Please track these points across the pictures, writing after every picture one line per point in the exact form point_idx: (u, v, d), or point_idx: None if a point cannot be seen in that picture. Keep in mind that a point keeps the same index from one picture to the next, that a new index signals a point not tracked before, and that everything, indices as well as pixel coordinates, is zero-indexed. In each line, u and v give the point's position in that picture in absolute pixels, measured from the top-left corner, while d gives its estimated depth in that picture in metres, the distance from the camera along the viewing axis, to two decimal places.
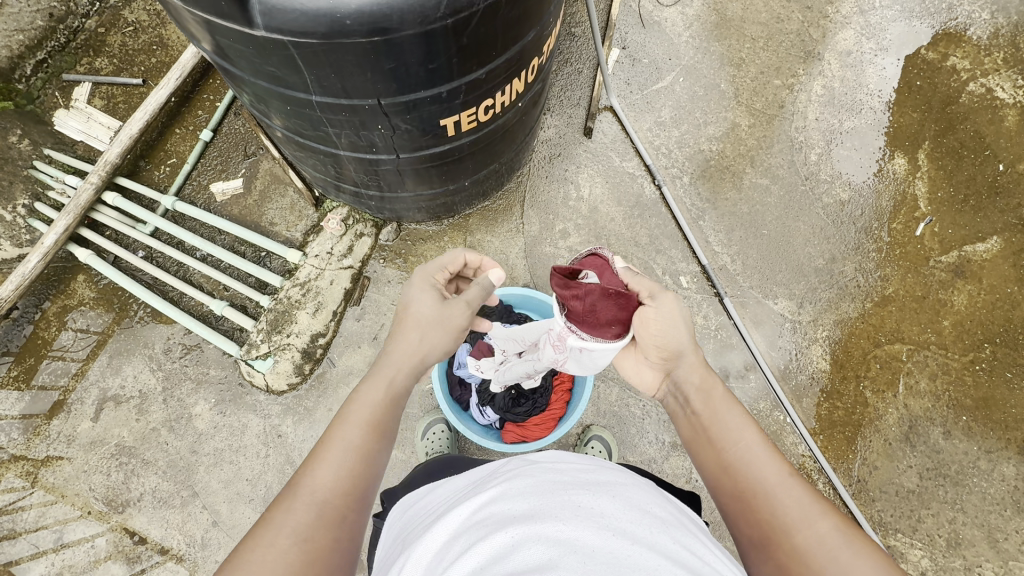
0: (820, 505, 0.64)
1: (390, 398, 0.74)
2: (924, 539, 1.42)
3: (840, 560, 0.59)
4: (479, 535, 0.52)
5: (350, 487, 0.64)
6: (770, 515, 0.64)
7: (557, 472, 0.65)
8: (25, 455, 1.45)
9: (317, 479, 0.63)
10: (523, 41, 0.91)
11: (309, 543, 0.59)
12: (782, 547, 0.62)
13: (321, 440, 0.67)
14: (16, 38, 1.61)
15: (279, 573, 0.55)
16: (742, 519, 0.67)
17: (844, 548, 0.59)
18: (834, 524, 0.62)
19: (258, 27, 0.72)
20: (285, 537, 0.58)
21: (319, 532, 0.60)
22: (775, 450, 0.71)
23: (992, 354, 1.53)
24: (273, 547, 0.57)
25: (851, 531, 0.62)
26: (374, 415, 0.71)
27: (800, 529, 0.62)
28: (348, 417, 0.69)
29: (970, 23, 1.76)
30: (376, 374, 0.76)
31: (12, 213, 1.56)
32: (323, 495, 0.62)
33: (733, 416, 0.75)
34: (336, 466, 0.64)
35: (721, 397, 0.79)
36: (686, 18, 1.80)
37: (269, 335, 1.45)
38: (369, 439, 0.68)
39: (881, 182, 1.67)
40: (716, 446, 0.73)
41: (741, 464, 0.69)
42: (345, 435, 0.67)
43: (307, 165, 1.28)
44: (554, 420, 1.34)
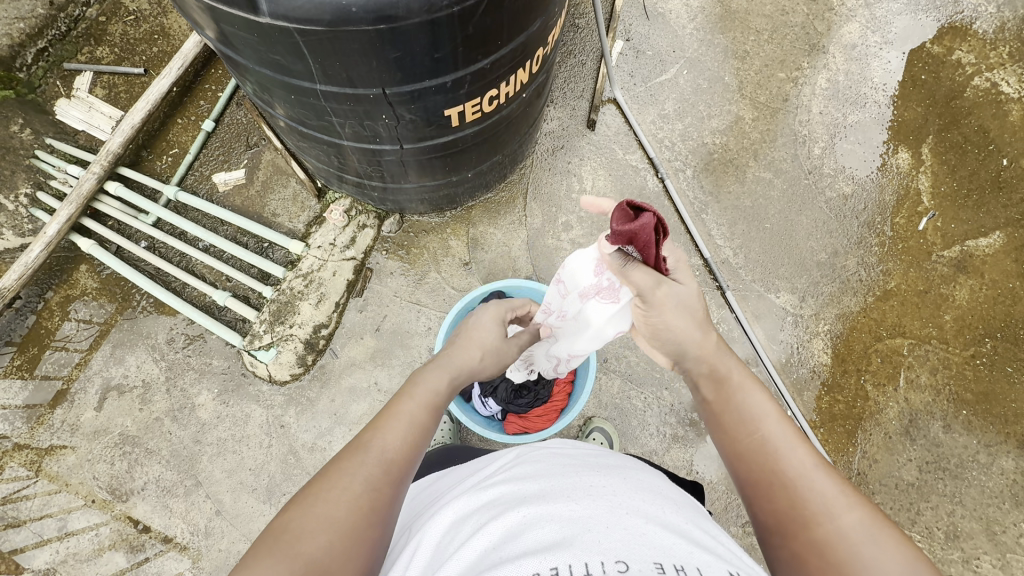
0: (846, 495, 0.60)
1: (452, 387, 0.73)
2: (923, 531, 1.43)
3: (865, 556, 0.55)
4: (491, 516, 0.52)
5: (413, 453, 0.63)
6: (792, 505, 0.61)
7: (565, 457, 0.66)
8: (29, 444, 1.45)
9: (384, 440, 0.62)
10: (528, 31, 0.91)
11: (376, 495, 0.58)
12: (802, 538, 0.59)
13: (387, 404, 0.67)
14: (17, 26, 1.61)
15: (344, 520, 0.54)
16: (763, 506, 0.63)
17: (868, 543, 0.56)
18: (859, 516, 0.58)
19: (264, 14, 0.72)
20: (354, 484, 0.57)
21: (384, 487, 0.59)
22: (800, 434, 0.66)
23: (993, 349, 1.54)
24: (344, 492, 0.56)
25: (878, 523, 0.58)
26: (439, 393, 0.71)
27: (822, 521, 0.59)
28: (415, 389, 0.69)
29: (975, 16, 1.75)
30: (439, 364, 0.75)
31: (14, 202, 1.56)
32: (391, 453, 0.61)
33: (754, 397, 0.69)
34: (402, 431, 0.63)
35: (739, 376, 0.72)
36: (690, 11, 1.79)
37: (272, 325, 1.46)
38: (432, 416, 0.68)
39: (884, 176, 1.67)
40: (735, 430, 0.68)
41: (763, 450, 0.65)
42: (412, 404, 0.67)
43: (310, 155, 1.28)
44: (556, 412, 1.35)
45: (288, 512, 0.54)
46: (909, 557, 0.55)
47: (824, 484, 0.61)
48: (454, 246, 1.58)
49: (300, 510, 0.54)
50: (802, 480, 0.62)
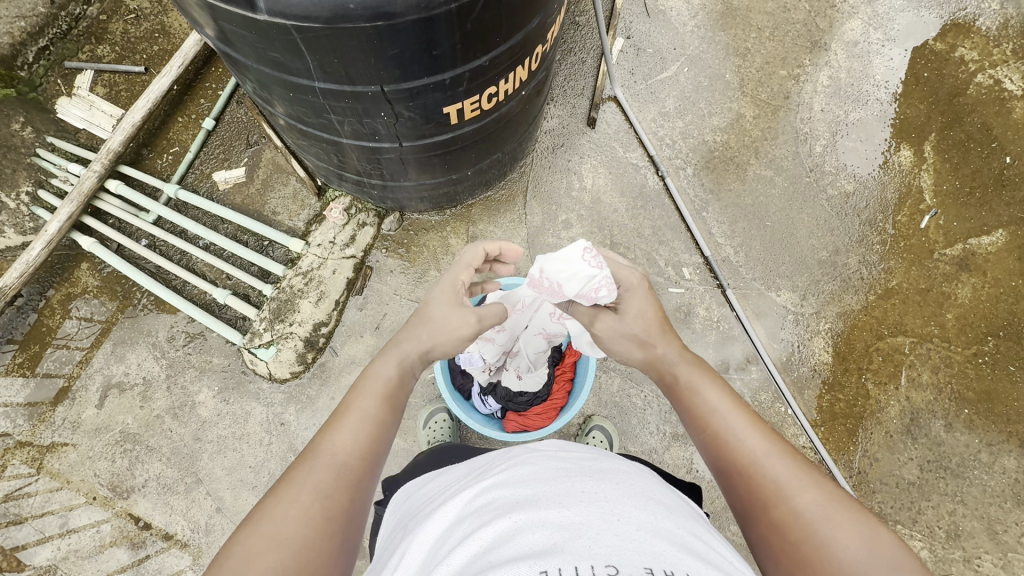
0: (804, 477, 0.63)
1: (402, 379, 0.76)
2: (924, 530, 1.42)
3: (820, 533, 0.58)
4: (482, 520, 0.52)
5: (363, 451, 0.65)
6: (750, 489, 0.64)
7: (559, 461, 0.65)
8: (31, 442, 1.46)
9: (338, 443, 0.65)
10: (527, 28, 0.91)
11: (330, 500, 0.60)
12: (765, 519, 0.62)
13: (337, 409, 0.69)
14: (18, 24, 1.62)
15: (302, 524, 0.56)
16: (728, 492, 0.67)
17: (824, 521, 0.59)
18: (817, 497, 0.61)
19: (261, 11, 0.72)
20: (308, 492, 0.59)
21: (339, 489, 0.61)
22: (759, 422, 0.70)
23: (995, 347, 1.53)
24: (296, 502, 0.58)
25: (837, 502, 0.60)
26: (387, 388, 0.73)
27: (778, 503, 0.62)
28: (362, 390, 0.72)
29: (979, 13, 1.74)
30: (388, 354, 0.78)
31: (16, 200, 1.56)
32: (341, 455, 0.64)
33: (713, 393, 0.74)
34: (354, 432, 0.66)
35: (698, 376, 0.77)
36: (691, 8, 1.79)
37: (271, 324, 1.46)
38: (384, 411, 0.70)
39: (886, 174, 1.66)
40: (697, 426, 0.73)
41: (719, 441, 0.69)
42: (361, 404, 0.70)
43: (310, 153, 1.28)
44: (557, 409, 1.34)
45: (240, 531, 0.55)
46: (864, 527, 0.58)
47: (781, 467, 0.64)
48: (454, 245, 1.58)
49: (257, 523, 0.56)
50: (757, 465, 0.65)
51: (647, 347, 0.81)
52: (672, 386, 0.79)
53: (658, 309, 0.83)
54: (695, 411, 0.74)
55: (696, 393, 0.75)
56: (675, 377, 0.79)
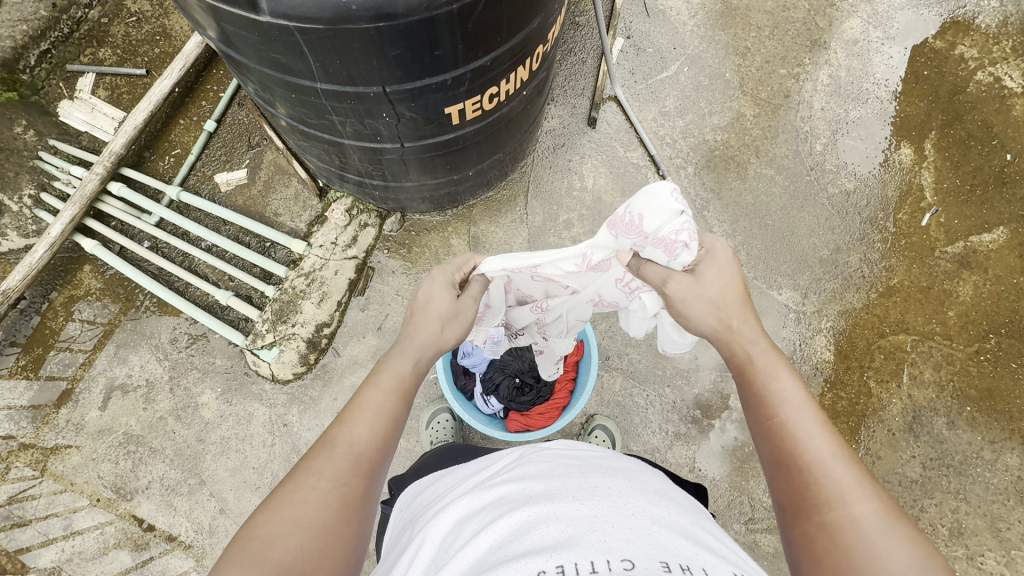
0: (865, 486, 0.61)
1: (415, 374, 0.75)
2: (927, 528, 1.42)
3: (874, 544, 0.56)
4: (495, 515, 0.52)
5: (381, 446, 0.65)
6: (806, 486, 0.62)
7: (569, 459, 0.66)
8: (35, 444, 1.46)
9: (354, 433, 0.64)
10: (528, 28, 0.91)
11: (346, 489, 0.60)
12: (814, 520, 0.61)
13: (354, 398, 0.68)
14: (19, 28, 1.61)
15: (320, 512, 0.57)
16: (779, 485, 0.66)
17: (882, 534, 0.57)
18: (876, 509, 0.59)
19: (264, 12, 0.72)
20: (326, 481, 0.59)
21: (355, 479, 0.61)
22: (828, 424, 0.67)
23: (997, 345, 1.53)
24: (315, 489, 0.58)
25: (895, 517, 0.58)
26: (402, 383, 0.72)
27: (835, 506, 0.60)
28: (377, 382, 0.70)
29: (978, 11, 1.74)
30: (401, 349, 0.77)
31: (19, 203, 1.57)
32: (359, 446, 0.63)
33: (787, 384, 0.71)
34: (371, 423, 0.66)
35: (773, 364, 0.74)
36: (691, 8, 1.79)
37: (274, 324, 1.46)
38: (399, 405, 0.69)
39: (886, 172, 1.66)
40: (763, 414, 0.71)
41: (785, 433, 0.67)
42: (378, 395, 0.69)
43: (312, 154, 1.28)
44: (559, 408, 1.35)
45: (258, 516, 0.55)
46: (917, 550, 0.55)
47: (844, 472, 0.62)
48: (455, 245, 1.59)
49: (274, 509, 0.56)
50: (821, 465, 0.63)
51: (721, 315, 0.79)
52: (741, 368, 0.76)
53: (741, 284, 0.82)
54: (762, 397, 0.72)
55: (768, 379, 0.73)
56: (747, 359, 0.76)
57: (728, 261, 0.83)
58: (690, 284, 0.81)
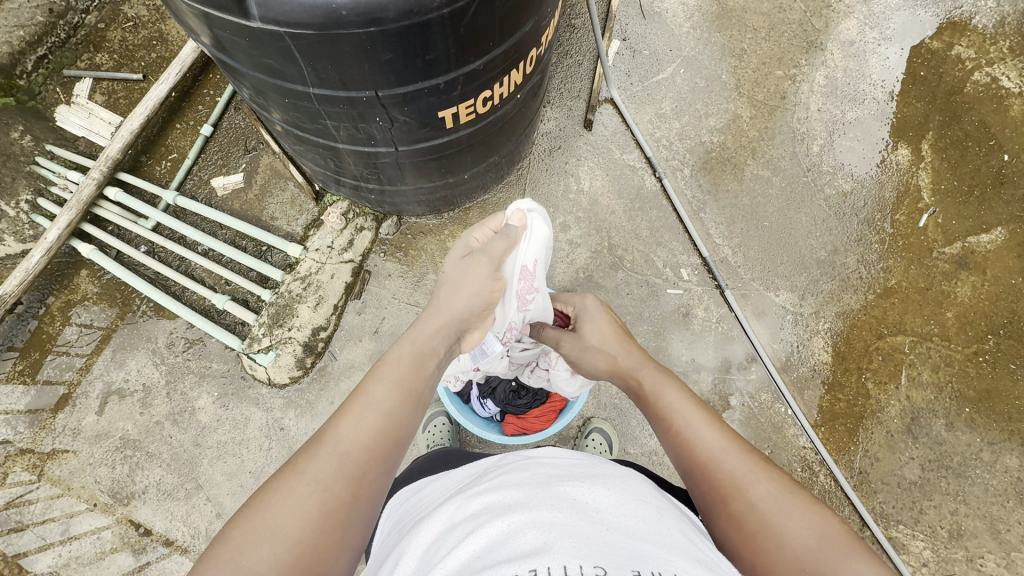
0: (758, 467, 0.64)
1: (419, 363, 0.72)
2: (926, 530, 1.42)
3: (774, 524, 0.58)
4: (473, 524, 0.52)
5: (375, 446, 0.63)
6: (707, 485, 0.64)
7: (553, 467, 0.65)
8: (32, 449, 1.46)
9: (344, 431, 0.62)
10: (521, 32, 0.91)
11: (329, 493, 0.58)
12: (723, 513, 0.62)
13: (351, 393, 0.67)
14: (17, 34, 1.62)
15: (297, 519, 0.56)
16: (690, 491, 0.67)
17: (779, 512, 0.59)
18: (771, 488, 0.62)
19: (255, 18, 0.72)
20: (306, 484, 0.58)
21: (339, 484, 0.59)
22: (716, 419, 0.70)
23: (995, 345, 1.52)
24: (295, 493, 0.57)
25: (789, 493, 0.61)
26: (405, 377, 0.70)
27: (736, 495, 0.62)
28: (376, 376, 0.68)
29: (975, 11, 1.74)
30: (407, 338, 0.75)
31: (15, 208, 1.57)
32: (350, 447, 0.61)
33: (672, 394, 0.75)
34: (363, 420, 0.64)
35: (657, 378, 0.79)
36: (687, 9, 1.79)
37: (270, 328, 1.46)
38: (396, 399, 0.67)
39: (884, 173, 1.66)
40: (659, 426, 0.74)
41: (679, 440, 0.69)
42: (376, 388, 0.67)
43: (307, 158, 1.28)
44: (556, 411, 1.34)
45: (238, 518, 0.56)
46: (814, 520, 0.58)
47: (735, 460, 0.65)
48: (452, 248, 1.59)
49: (253, 512, 0.56)
50: (715, 460, 0.65)
51: (608, 355, 0.88)
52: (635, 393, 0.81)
53: (610, 326, 0.93)
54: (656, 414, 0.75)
55: (656, 395, 0.76)
56: (637, 384, 0.81)
57: (595, 311, 0.97)
58: (579, 344, 0.94)
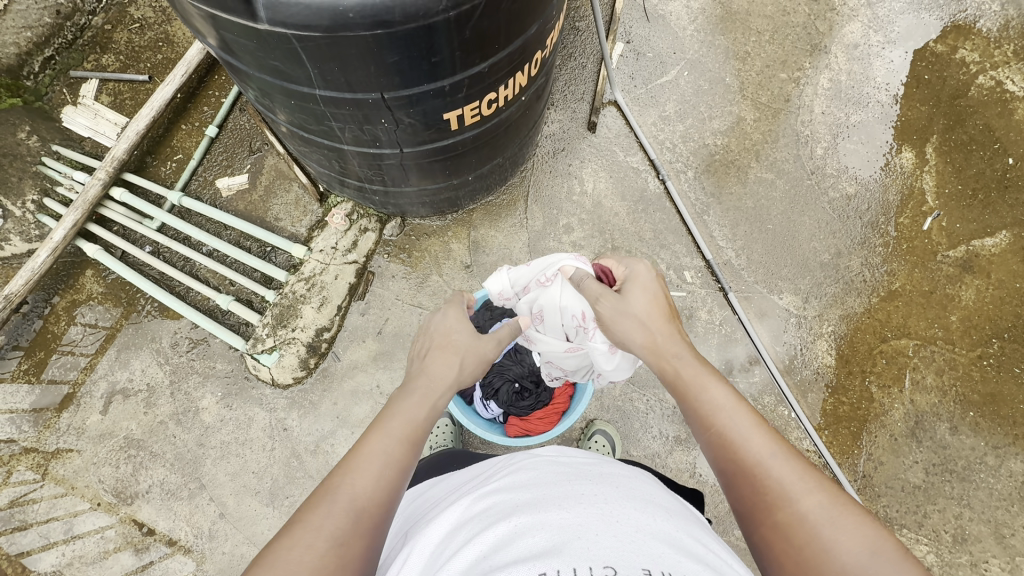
0: (809, 478, 0.61)
1: (428, 420, 0.72)
2: (930, 534, 1.41)
3: (824, 538, 0.57)
4: (482, 525, 0.52)
5: (383, 499, 0.61)
6: (755, 493, 0.62)
7: (560, 466, 0.66)
8: (36, 448, 1.47)
9: (358, 485, 0.61)
10: (526, 34, 0.91)
11: (344, 549, 0.57)
12: (767, 523, 0.60)
13: (357, 444, 0.65)
14: (24, 35, 1.62)
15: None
16: (729, 494, 0.66)
17: (829, 526, 0.57)
18: (821, 500, 0.60)
19: (262, 20, 0.73)
20: (323, 539, 0.56)
21: (354, 539, 0.58)
22: (761, 421, 0.67)
23: (1000, 349, 1.52)
24: (312, 547, 0.55)
25: (840, 504, 0.59)
26: (410, 430, 0.69)
27: (784, 506, 0.60)
28: (383, 429, 0.67)
29: (979, 15, 1.74)
30: (412, 393, 0.75)
31: (22, 208, 1.58)
32: (360, 500, 0.60)
33: (717, 391, 0.71)
34: (376, 474, 0.63)
35: (701, 371, 0.74)
36: (691, 12, 1.79)
37: (274, 329, 1.47)
38: (407, 453, 0.66)
39: (887, 176, 1.66)
40: (699, 425, 0.70)
41: (724, 441, 0.67)
42: (387, 442, 0.66)
43: (312, 160, 1.29)
44: (558, 413, 1.34)
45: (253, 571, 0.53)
46: (865, 531, 0.56)
47: (786, 470, 0.62)
48: (455, 250, 1.59)
49: (269, 567, 0.53)
50: (763, 467, 0.63)
51: (650, 332, 0.80)
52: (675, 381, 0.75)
53: (653, 298, 0.83)
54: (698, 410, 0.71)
55: (698, 389, 0.72)
56: (680, 370, 0.75)
57: (642, 277, 0.86)
58: (614, 306, 0.84)
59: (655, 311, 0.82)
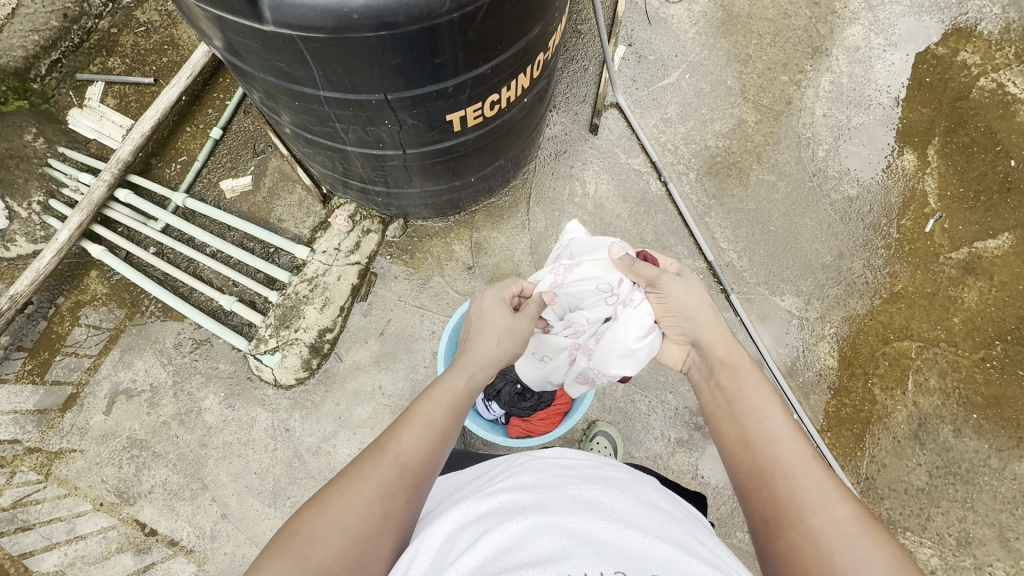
0: (842, 491, 0.63)
1: (470, 391, 0.74)
2: (934, 537, 1.40)
3: (854, 546, 0.57)
4: (489, 526, 0.52)
5: (426, 461, 0.64)
6: (787, 494, 0.63)
7: (564, 468, 0.66)
8: (40, 448, 1.47)
9: (405, 442, 0.64)
10: (529, 36, 0.92)
11: (389, 501, 0.59)
12: (796, 523, 0.61)
13: (407, 408, 0.68)
14: (31, 38, 1.65)
15: (359, 522, 0.57)
16: (755, 493, 0.66)
17: (860, 536, 0.58)
18: (852, 513, 0.61)
19: (268, 22, 0.73)
20: (372, 488, 0.59)
21: (398, 493, 0.60)
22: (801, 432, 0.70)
23: (1003, 351, 1.52)
24: (360, 495, 0.59)
25: (869, 521, 0.60)
26: (458, 399, 0.72)
27: (817, 511, 0.61)
28: (432, 395, 0.70)
29: (981, 17, 1.74)
30: (460, 364, 0.77)
31: (28, 209, 1.59)
32: (405, 460, 0.62)
33: (764, 393, 0.74)
34: (421, 434, 0.65)
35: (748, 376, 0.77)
36: (692, 15, 1.80)
37: (277, 329, 1.47)
38: (450, 419, 0.69)
39: (889, 178, 1.66)
40: (738, 424, 0.73)
41: (763, 441, 0.69)
42: (432, 406, 0.69)
43: (315, 161, 1.30)
44: (560, 415, 1.34)
45: (305, 513, 0.57)
46: (889, 549, 0.57)
47: (819, 478, 0.64)
48: (457, 251, 1.59)
49: (319, 511, 0.56)
50: (802, 471, 0.65)
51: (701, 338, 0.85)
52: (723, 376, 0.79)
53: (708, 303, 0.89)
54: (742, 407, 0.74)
55: (746, 390, 0.75)
56: (732, 367, 0.80)
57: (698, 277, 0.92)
58: (679, 285, 0.89)
59: (710, 314, 0.87)
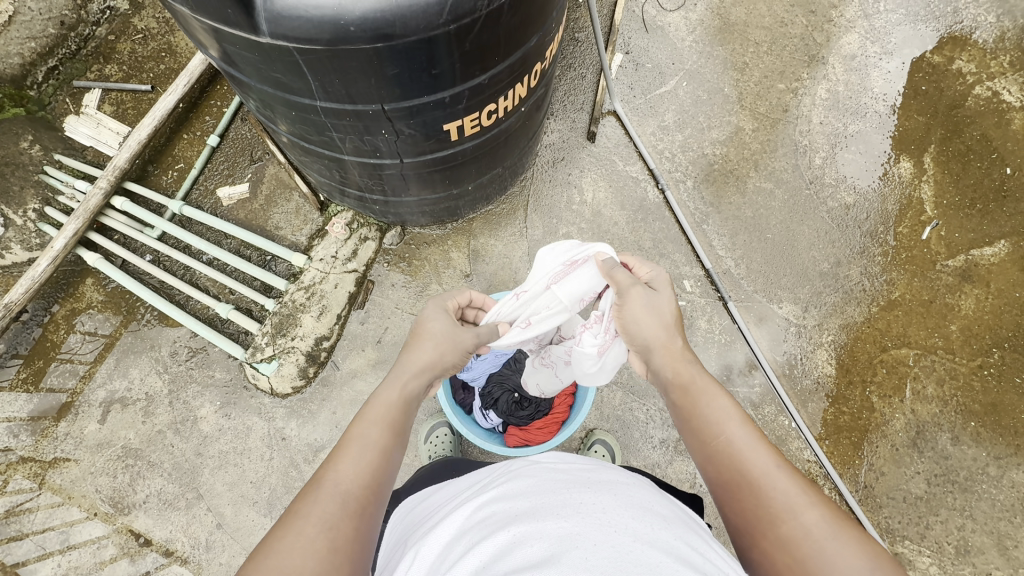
0: (810, 492, 0.62)
1: (404, 402, 0.73)
2: (933, 546, 1.40)
3: (828, 551, 0.57)
4: (481, 535, 0.52)
5: (369, 483, 0.61)
6: (759, 505, 0.62)
7: (558, 473, 0.65)
8: (33, 457, 1.46)
9: (341, 472, 0.61)
10: (525, 46, 0.92)
11: (336, 533, 0.56)
12: (770, 535, 0.60)
13: (341, 437, 0.66)
14: (28, 45, 1.64)
15: (308, 559, 0.53)
16: (730, 508, 0.65)
17: (832, 539, 0.57)
18: (822, 515, 0.60)
19: (264, 34, 0.73)
20: (313, 525, 0.55)
21: (344, 521, 0.57)
22: (762, 435, 0.68)
23: (1000, 359, 1.52)
24: (302, 533, 0.55)
25: (840, 519, 0.60)
26: (392, 414, 0.70)
27: (787, 518, 0.60)
28: (365, 416, 0.68)
29: (975, 26, 1.75)
30: (391, 379, 0.75)
31: (23, 217, 1.59)
32: (346, 486, 0.60)
33: (719, 402, 0.72)
34: (359, 459, 0.63)
35: (705, 383, 0.75)
36: (689, 23, 1.81)
37: (273, 338, 1.46)
38: (388, 436, 0.67)
39: (886, 186, 1.66)
40: (703, 436, 0.70)
41: (727, 452, 0.67)
42: (366, 429, 0.66)
43: (312, 169, 1.29)
44: (558, 423, 1.34)
45: (242, 570, 0.51)
46: (865, 547, 0.57)
47: (787, 482, 0.63)
48: (455, 258, 1.59)
49: (260, 560, 0.52)
50: (768, 478, 0.63)
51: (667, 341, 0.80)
52: (681, 389, 0.75)
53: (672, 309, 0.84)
54: (701, 420, 0.71)
55: (706, 400, 0.72)
56: (687, 380, 0.76)
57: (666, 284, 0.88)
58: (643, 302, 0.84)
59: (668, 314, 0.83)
